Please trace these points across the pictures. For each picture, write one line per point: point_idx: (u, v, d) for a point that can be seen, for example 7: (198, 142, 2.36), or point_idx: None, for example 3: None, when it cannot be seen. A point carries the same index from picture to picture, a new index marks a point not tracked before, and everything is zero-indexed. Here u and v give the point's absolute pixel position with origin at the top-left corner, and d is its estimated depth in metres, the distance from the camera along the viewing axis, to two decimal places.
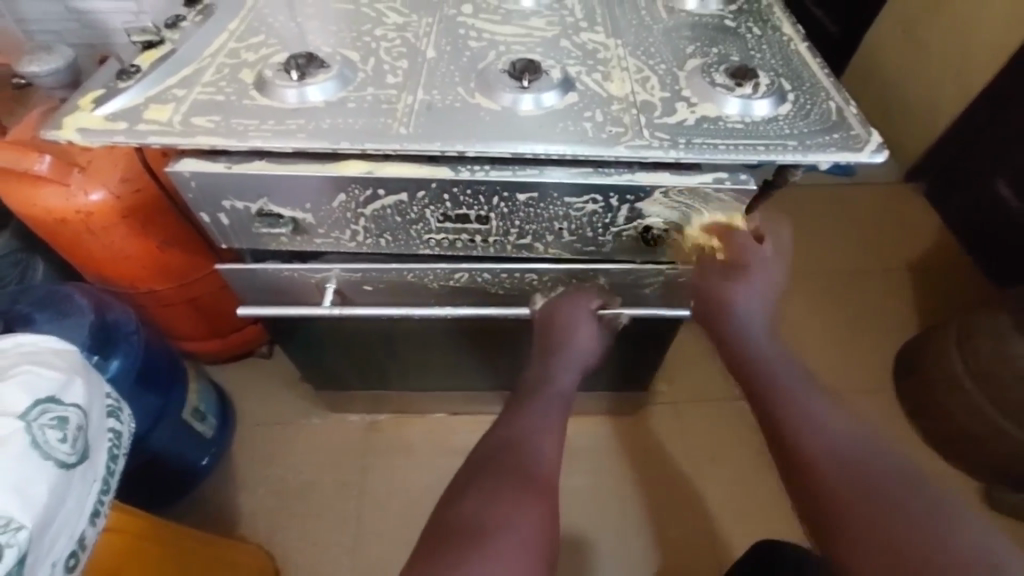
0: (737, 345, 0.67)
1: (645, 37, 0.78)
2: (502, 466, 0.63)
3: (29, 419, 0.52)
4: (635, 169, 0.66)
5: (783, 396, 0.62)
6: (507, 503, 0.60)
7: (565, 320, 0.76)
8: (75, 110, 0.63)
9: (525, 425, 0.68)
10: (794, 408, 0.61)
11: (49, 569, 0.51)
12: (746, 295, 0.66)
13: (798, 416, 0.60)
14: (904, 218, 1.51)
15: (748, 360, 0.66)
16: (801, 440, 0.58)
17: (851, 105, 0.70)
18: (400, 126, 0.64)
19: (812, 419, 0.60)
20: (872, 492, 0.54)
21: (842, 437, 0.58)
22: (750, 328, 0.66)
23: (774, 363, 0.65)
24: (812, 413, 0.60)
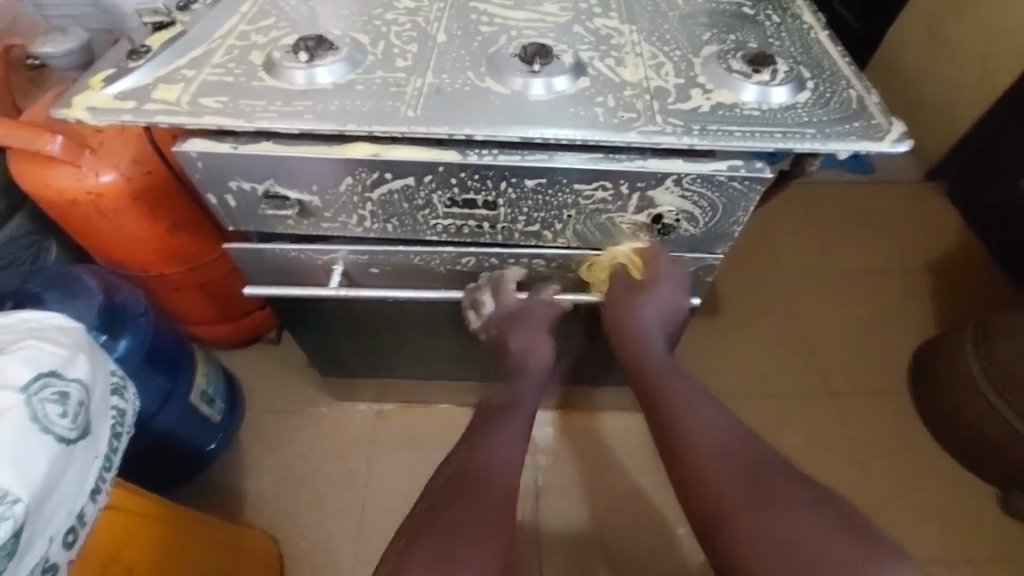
0: (645, 368, 0.74)
1: (660, 24, 0.76)
2: (479, 483, 0.67)
3: (30, 392, 0.52)
4: (647, 155, 0.64)
5: (674, 408, 0.70)
6: (483, 518, 0.64)
7: (521, 345, 0.80)
8: (85, 89, 0.63)
9: (495, 443, 0.72)
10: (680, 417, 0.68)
11: (46, 543, 0.51)
12: (653, 320, 0.76)
13: (685, 423, 0.68)
14: (924, 217, 1.47)
15: (652, 387, 0.73)
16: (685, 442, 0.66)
17: (873, 94, 0.68)
18: (408, 109, 0.63)
19: (708, 443, 0.66)
20: (745, 488, 0.62)
21: (737, 460, 0.64)
22: (651, 347, 0.75)
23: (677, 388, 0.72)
24: (708, 436, 0.66)
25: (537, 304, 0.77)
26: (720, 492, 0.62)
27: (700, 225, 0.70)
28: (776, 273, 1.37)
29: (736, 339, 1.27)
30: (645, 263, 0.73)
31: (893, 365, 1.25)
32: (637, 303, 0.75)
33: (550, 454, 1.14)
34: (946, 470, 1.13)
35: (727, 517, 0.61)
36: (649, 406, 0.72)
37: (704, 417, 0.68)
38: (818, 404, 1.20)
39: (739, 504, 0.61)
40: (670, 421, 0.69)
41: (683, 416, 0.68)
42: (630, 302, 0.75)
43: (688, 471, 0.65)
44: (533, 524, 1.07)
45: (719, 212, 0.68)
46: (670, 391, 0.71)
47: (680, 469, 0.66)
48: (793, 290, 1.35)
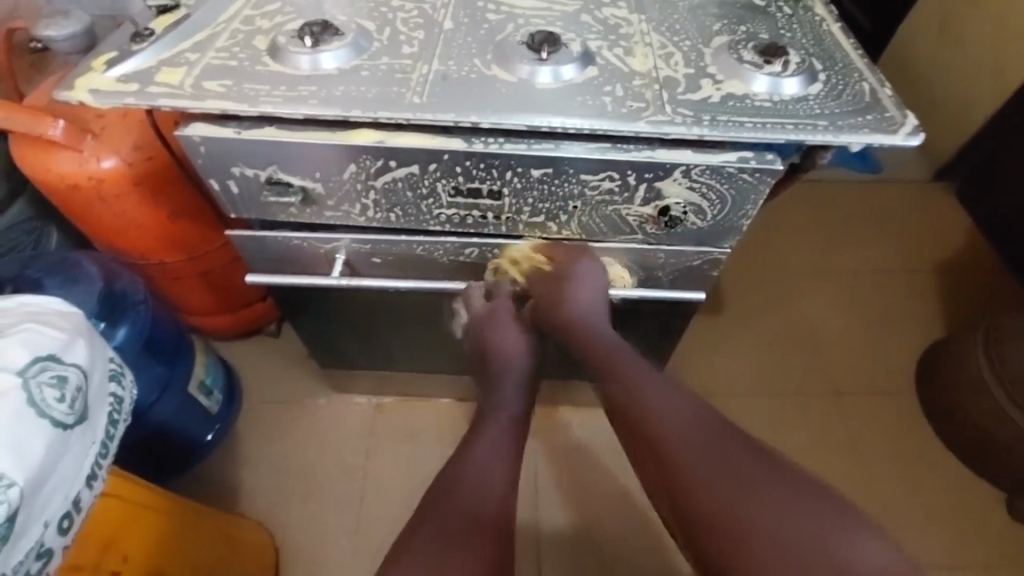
0: (600, 350, 0.71)
1: (670, 14, 0.75)
2: (461, 498, 0.62)
3: (27, 375, 0.52)
4: (655, 146, 0.63)
5: (632, 390, 0.66)
6: (465, 526, 0.60)
7: (496, 343, 0.78)
8: (87, 71, 0.63)
9: (477, 447, 0.68)
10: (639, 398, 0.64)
11: (41, 528, 0.51)
12: (582, 310, 0.73)
13: (645, 403, 0.64)
14: (931, 217, 1.46)
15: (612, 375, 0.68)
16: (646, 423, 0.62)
17: (886, 87, 0.67)
18: (413, 95, 0.62)
19: (669, 422, 0.62)
20: (713, 466, 0.57)
21: (702, 438, 0.60)
22: (601, 329, 0.72)
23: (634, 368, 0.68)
24: (669, 416, 0.62)
25: (500, 305, 0.79)
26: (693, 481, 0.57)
27: (708, 218, 0.69)
28: (781, 272, 1.36)
29: (741, 337, 1.26)
30: (552, 257, 0.74)
31: (898, 366, 1.24)
32: (569, 291, 0.72)
33: (550, 450, 1.13)
34: (951, 472, 1.12)
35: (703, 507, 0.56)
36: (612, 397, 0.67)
37: (665, 397, 0.64)
38: (822, 404, 1.19)
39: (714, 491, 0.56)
40: (635, 410, 0.64)
41: (649, 403, 0.64)
42: (554, 292, 0.73)
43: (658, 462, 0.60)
44: (533, 520, 1.06)
45: (727, 205, 0.67)
46: (633, 379, 0.66)
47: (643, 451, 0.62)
48: (798, 288, 1.34)
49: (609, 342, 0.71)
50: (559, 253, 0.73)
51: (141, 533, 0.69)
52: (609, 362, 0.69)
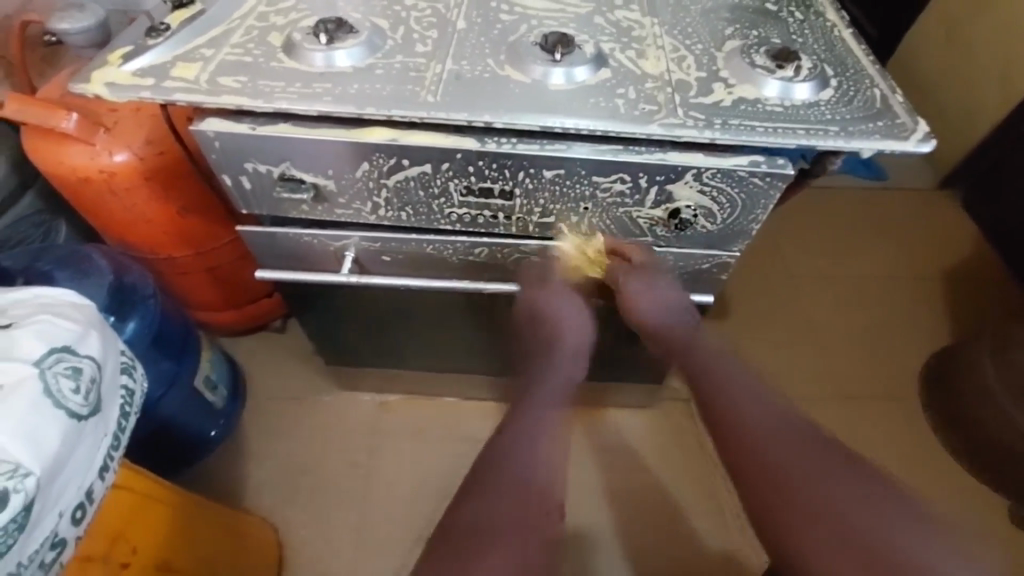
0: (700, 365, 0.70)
1: (682, 18, 0.76)
2: (510, 473, 0.62)
3: (43, 365, 0.52)
4: (667, 148, 0.63)
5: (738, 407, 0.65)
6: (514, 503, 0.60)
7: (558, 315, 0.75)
8: (103, 64, 0.63)
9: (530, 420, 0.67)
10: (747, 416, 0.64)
11: (55, 519, 0.51)
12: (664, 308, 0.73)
13: (753, 424, 0.63)
14: (936, 224, 1.46)
15: (691, 364, 0.71)
16: (753, 444, 0.62)
17: (897, 93, 0.67)
18: (427, 94, 0.63)
19: (779, 446, 0.61)
20: (824, 498, 0.58)
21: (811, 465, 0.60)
22: (700, 343, 0.73)
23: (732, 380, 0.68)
24: (776, 437, 0.62)
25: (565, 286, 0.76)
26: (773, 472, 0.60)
27: (717, 221, 0.69)
28: (786, 277, 1.36)
29: (746, 341, 1.26)
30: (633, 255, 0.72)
31: (902, 371, 1.24)
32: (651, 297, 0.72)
33: (574, 450, 1.13)
34: (959, 483, 1.11)
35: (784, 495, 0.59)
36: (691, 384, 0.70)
37: (771, 416, 0.64)
38: (826, 408, 1.19)
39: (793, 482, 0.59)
40: (717, 398, 0.66)
41: (730, 392, 0.66)
42: (634, 293, 0.73)
43: (738, 449, 0.63)
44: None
45: (737, 209, 0.67)
46: (714, 368, 0.69)
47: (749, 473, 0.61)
48: (803, 293, 1.34)
49: (708, 354, 0.71)
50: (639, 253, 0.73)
51: (149, 528, 0.69)
52: (688, 352, 0.72)
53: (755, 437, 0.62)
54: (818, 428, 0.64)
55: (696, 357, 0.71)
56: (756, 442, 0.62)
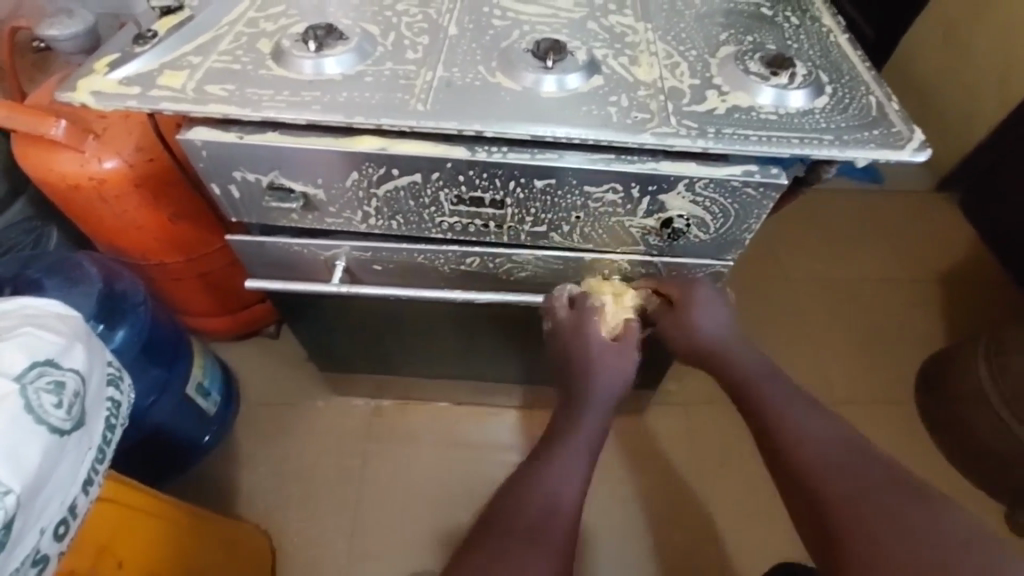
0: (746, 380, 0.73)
1: (676, 23, 0.75)
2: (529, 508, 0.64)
3: (25, 380, 0.52)
4: (659, 158, 0.62)
5: (781, 419, 0.69)
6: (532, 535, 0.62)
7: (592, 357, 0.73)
8: (89, 72, 0.62)
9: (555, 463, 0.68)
10: (788, 425, 0.68)
11: (37, 535, 0.51)
12: (707, 326, 0.74)
13: (795, 433, 0.67)
14: (934, 227, 1.46)
15: (731, 377, 0.74)
16: (794, 450, 0.66)
17: (893, 101, 0.66)
18: (417, 103, 0.62)
19: (821, 453, 0.65)
20: (866, 501, 0.60)
21: (853, 470, 0.63)
22: (748, 357, 0.74)
23: (777, 394, 0.71)
24: (820, 446, 0.65)
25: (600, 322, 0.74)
26: (818, 474, 0.63)
27: (711, 231, 0.68)
28: (784, 280, 1.36)
29: None
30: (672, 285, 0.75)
31: (899, 375, 1.23)
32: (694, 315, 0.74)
33: None
34: (953, 488, 1.11)
35: (825, 493, 0.62)
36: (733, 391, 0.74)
37: (814, 427, 0.67)
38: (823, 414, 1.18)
39: (833, 483, 0.62)
40: (760, 403, 0.71)
41: (771, 400, 0.70)
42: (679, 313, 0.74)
43: (780, 451, 0.67)
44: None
45: (731, 219, 0.67)
46: (755, 376, 0.73)
47: (792, 478, 0.65)
48: (802, 297, 1.33)
49: (753, 368, 0.73)
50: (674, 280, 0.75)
51: (138, 539, 0.69)
52: (732, 360, 0.74)
53: (795, 440, 0.66)
54: (864, 440, 0.66)
55: (739, 366, 0.74)
56: (796, 443, 0.66)
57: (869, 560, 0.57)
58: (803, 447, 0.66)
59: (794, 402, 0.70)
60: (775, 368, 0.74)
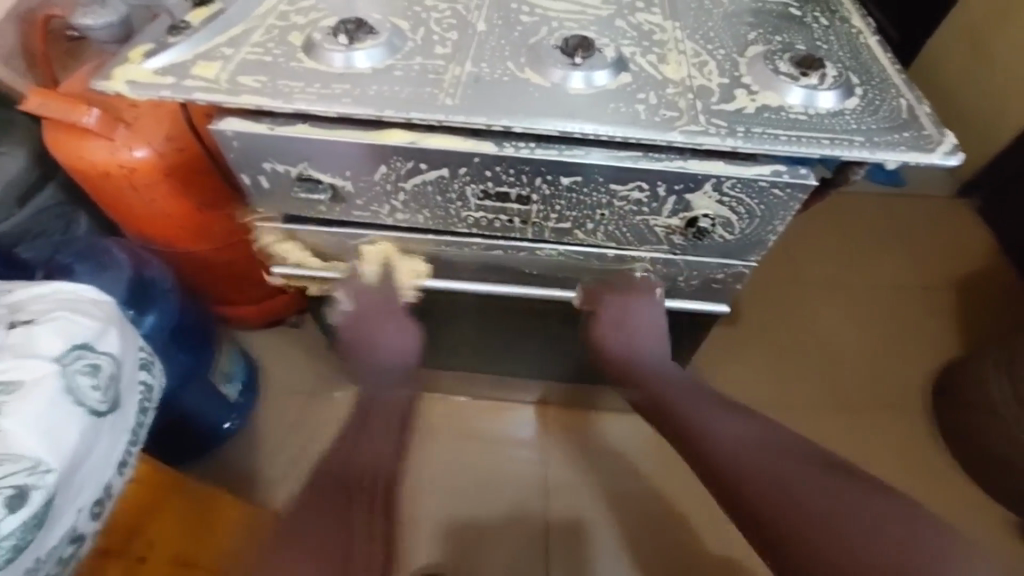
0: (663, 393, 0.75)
1: (704, 21, 0.75)
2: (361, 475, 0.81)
3: (63, 363, 0.55)
4: (686, 156, 0.62)
5: (701, 427, 0.70)
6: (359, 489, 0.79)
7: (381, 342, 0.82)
8: (124, 62, 0.63)
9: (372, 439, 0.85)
10: (709, 433, 0.69)
11: (74, 514, 0.54)
12: (637, 325, 0.78)
13: (718, 440, 0.68)
14: (955, 233, 1.44)
15: (648, 391, 0.77)
16: (722, 458, 0.66)
17: (924, 104, 0.66)
18: (446, 97, 0.62)
19: (751, 458, 0.65)
20: (808, 499, 0.59)
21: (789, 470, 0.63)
22: (659, 369, 0.78)
23: (692, 403, 0.73)
24: (747, 449, 0.66)
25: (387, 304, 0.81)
26: (744, 469, 0.64)
27: (736, 231, 0.68)
28: (801, 283, 1.34)
29: (758, 346, 1.25)
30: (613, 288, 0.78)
31: (914, 381, 1.22)
32: (620, 314, 0.78)
33: (579, 453, 1.12)
34: (957, 490, 1.11)
35: (766, 506, 0.60)
36: (646, 404, 0.77)
37: (736, 428, 0.69)
38: (836, 418, 1.17)
39: (773, 491, 0.61)
40: (682, 420, 0.72)
41: (695, 416, 0.72)
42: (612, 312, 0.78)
43: (711, 462, 0.67)
44: (538, 505, 1.08)
45: (757, 220, 0.66)
46: (673, 394, 0.75)
47: (729, 489, 0.64)
48: (817, 300, 1.32)
49: (665, 379, 0.77)
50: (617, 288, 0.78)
51: (169, 525, 0.74)
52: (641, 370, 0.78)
53: (715, 439, 0.68)
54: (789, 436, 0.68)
55: (653, 385, 0.77)
56: (722, 447, 0.67)
57: (805, 543, 0.57)
58: (721, 443, 0.67)
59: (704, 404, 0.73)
60: (681, 377, 0.78)
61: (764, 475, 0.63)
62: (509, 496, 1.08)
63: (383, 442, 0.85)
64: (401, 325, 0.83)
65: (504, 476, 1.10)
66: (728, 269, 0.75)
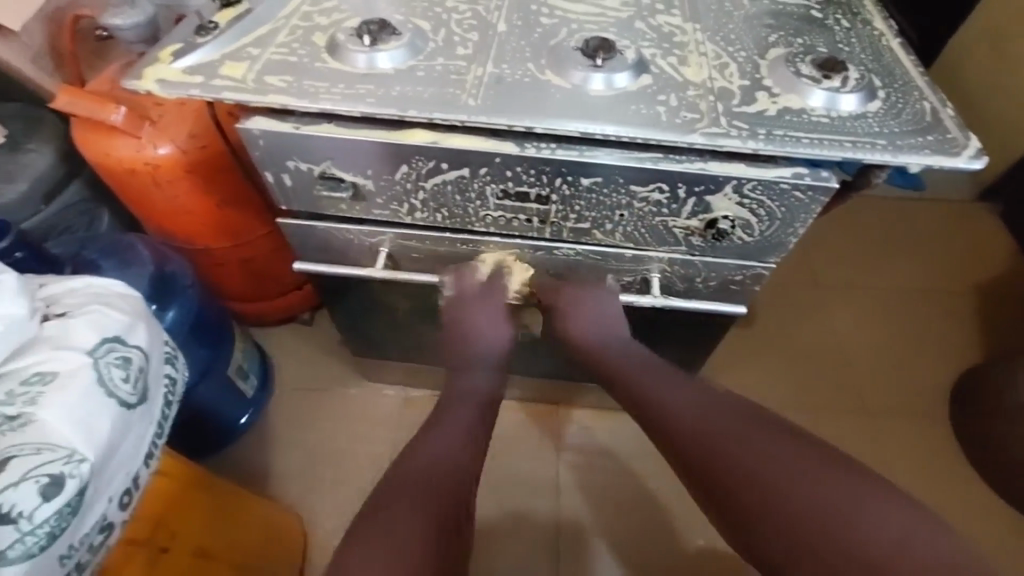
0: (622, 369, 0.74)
1: (725, 23, 0.75)
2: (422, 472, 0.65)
3: (96, 355, 0.58)
4: (707, 158, 0.62)
5: (661, 401, 0.68)
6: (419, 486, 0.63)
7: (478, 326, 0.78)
8: (154, 61, 0.64)
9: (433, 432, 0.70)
10: (668, 407, 0.67)
11: (105, 503, 0.56)
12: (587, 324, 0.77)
13: (677, 414, 0.66)
14: (974, 238, 1.42)
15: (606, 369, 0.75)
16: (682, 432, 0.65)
17: (948, 107, 0.65)
18: (468, 98, 0.63)
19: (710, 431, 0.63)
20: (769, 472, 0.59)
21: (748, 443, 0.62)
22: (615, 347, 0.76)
23: (648, 377, 0.72)
24: (707, 421, 0.64)
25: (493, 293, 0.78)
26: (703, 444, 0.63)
27: (755, 234, 0.68)
28: (816, 286, 1.33)
29: (771, 349, 1.24)
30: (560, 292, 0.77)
31: (930, 387, 1.21)
32: (567, 314, 0.76)
33: (589, 454, 1.13)
34: (964, 490, 1.10)
35: (748, 500, 0.58)
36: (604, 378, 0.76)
37: (693, 400, 0.67)
38: (850, 423, 1.17)
39: (731, 467, 0.60)
40: (646, 401, 0.70)
41: (662, 403, 0.68)
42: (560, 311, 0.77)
43: (671, 438, 0.66)
44: (549, 504, 1.08)
45: (777, 222, 0.66)
46: (642, 382, 0.71)
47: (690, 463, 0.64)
48: (832, 303, 1.31)
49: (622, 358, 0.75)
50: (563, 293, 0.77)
51: (192, 519, 0.75)
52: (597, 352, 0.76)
53: (674, 413, 0.67)
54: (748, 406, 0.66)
55: (616, 367, 0.74)
56: (683, 422, 0.65)
57: (764, 519, 0.57)
58: (679, 418, 0.66)
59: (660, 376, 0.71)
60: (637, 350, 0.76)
61: (725, 450, 0.61)
62: (520, 495, 1.09)
63: (457, 440, 0.70)
64: (498, 314, 0.79)
65: (515, 475, 1.11)
66: (745, 271, 0.75)
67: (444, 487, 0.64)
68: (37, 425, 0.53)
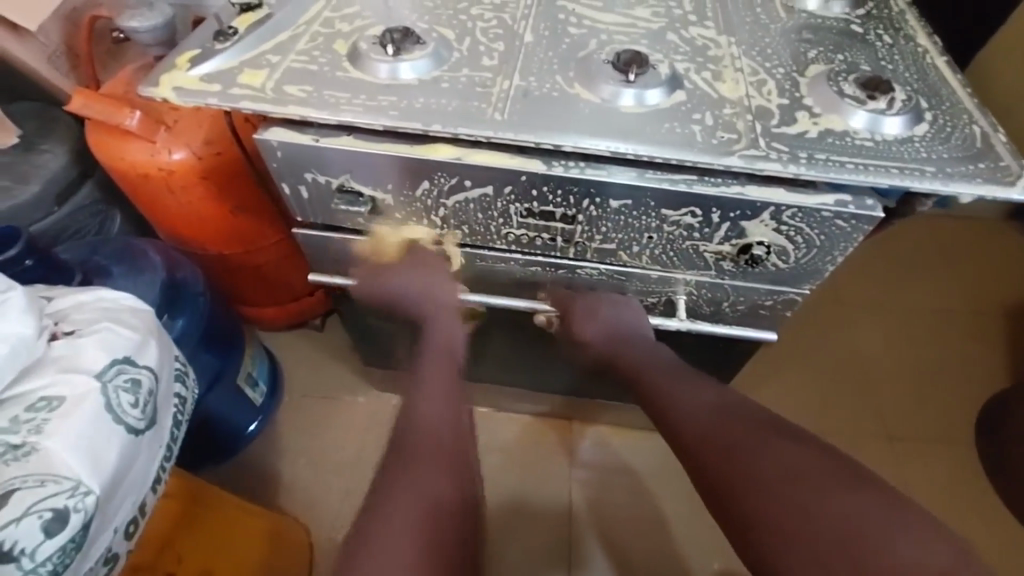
0: (634, 362, 0.71)
1: (761, 37, 0.71)
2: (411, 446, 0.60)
3: (105, 378, 0.57)
4: (743, 181, 0.59)
5: (671, 398, 0.66)
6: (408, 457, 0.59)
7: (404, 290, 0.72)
8: (171, 67, 0.62)
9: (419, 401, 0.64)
10: (679, 403, 0.65)
11: (111, 534, 0.56)
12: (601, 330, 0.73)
13: (687, 414, 0.64)
14: (1003, 258, 1.38)
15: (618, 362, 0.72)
16: (692, 431, 0.62)
17: (1000, 132, 0.62)
18: (494, 113, 0.60)
19: (722, 431, 0.61)
20: (783, 478, 0.55)
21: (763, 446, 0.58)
22: (627, 338, 0.72)
23: (659, 373, 0.69)
24: (720, 423, 0.61)
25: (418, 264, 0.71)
26: (714, 446, 0.60)
27: (790, 260, 0.65)
28: (838, 304, 1.30)
29: (791, 367, 1.21)
30: (573, 304, 0.74)
31: (955, 411, 1.17)
32: (579, 318, 0.73)
33: (604, 472, 1.10)
34: (969, 500, 1.08)
35: (757, 507, 0.54)
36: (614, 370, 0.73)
37: (705, 400, 0.64)
38: (869, 441, 1.13)
39: (743, 470, 0.57)
40: (657, 395, 0.67)
41: (674, 401, 0.65)
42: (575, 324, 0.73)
43: (681, 437, 0.63)
44: (565, 523, 1.05)
45: (815, 250, 0.63)
46: (654, 378, 0.68)
47: (696, 462, 0.60)
48: (860, 324, 1.27)
49: (638, 352, 0.71)
50: (574, 304, 0.74)
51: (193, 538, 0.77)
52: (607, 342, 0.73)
53: (684, 413, 0.64)
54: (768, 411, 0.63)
55: (628, 358, 0.71)
56: (691, 421, 0.63)
57: (777, 525, 0.53)
58: (689, 418, 0.63)
59: (671, 372, 0.69)
60: (649, 342, 0.73)
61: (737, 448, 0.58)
62: (536, 512, 1.06)
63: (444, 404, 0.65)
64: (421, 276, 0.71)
65: (528, 491, 1.08)
66: (776, 296, 0.72)
67: (439, 456, 0.60)
68: (42, 455, 0.52)
